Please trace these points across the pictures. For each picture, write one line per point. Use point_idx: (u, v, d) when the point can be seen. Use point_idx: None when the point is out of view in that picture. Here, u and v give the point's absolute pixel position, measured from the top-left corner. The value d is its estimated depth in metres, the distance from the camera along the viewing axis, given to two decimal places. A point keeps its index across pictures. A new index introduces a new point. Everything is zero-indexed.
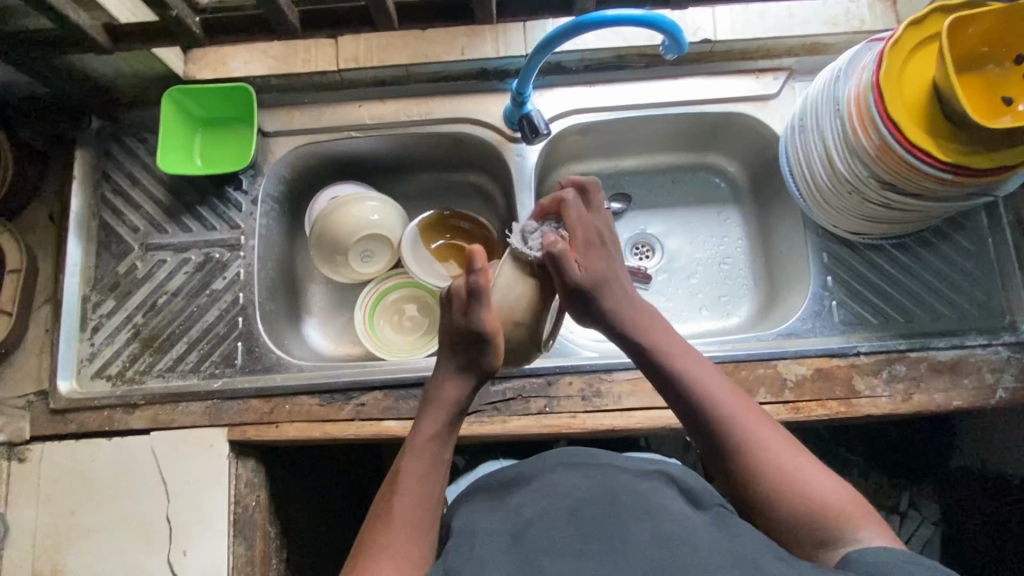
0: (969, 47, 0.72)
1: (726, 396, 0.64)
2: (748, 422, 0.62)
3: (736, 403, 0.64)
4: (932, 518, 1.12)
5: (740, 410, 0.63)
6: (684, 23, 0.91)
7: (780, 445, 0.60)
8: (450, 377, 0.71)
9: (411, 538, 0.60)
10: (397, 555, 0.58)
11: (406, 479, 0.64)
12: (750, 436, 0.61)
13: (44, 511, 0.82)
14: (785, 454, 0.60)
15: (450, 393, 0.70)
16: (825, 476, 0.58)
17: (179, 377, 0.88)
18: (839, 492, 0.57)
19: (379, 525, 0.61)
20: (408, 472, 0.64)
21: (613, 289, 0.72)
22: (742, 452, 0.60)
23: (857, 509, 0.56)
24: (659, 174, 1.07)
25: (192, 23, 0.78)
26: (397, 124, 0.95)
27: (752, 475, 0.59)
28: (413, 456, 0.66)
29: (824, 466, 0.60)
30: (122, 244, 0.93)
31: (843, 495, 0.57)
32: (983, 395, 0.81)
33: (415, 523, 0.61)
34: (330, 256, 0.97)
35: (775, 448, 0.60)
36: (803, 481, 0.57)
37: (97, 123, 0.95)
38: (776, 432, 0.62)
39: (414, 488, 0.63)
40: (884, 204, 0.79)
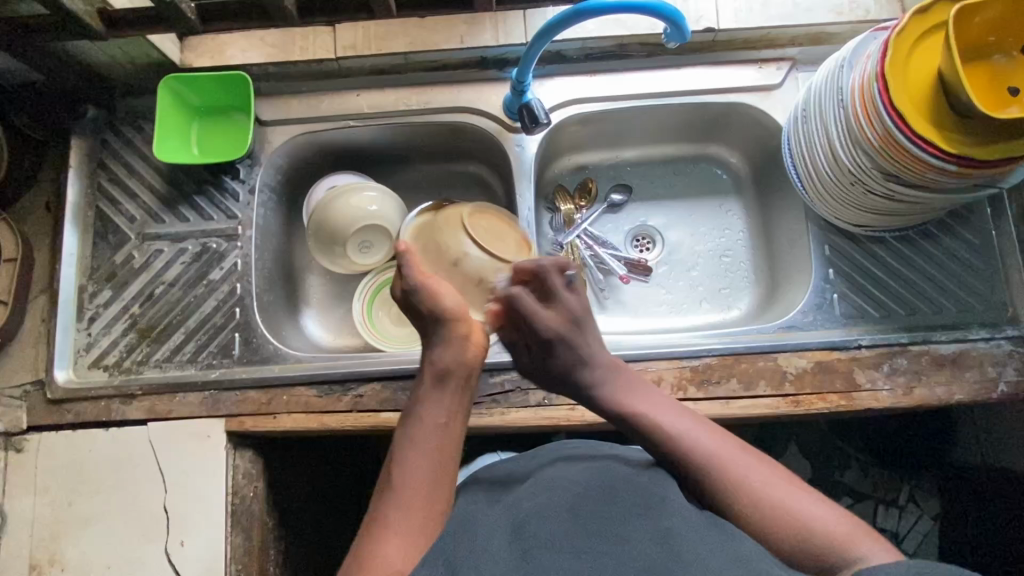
0: (975, 36, 0.71)
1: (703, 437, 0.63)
2: (732, 460, 0.61)
3: (717, 442, 0.62)
4: (932, 513, 1.13)
5: (721, 449, 0.62)
6: (687, 11, 0.90)
7: (764, 474, 0.60)
8: (442, 342, 0.65)
9: (418, 507, 0.57)
10: (404, 526, 0.56)
11: (410, 446, 0.61)
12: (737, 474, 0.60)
13: (41, 500, 0.81)
14: (772, 483, 0.59)
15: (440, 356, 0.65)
16: (812, 500, 0.59)
17: (176, 368, 0.87)
18: (829, 514, 0.57)
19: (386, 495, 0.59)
20: (412, 439, 0.62)
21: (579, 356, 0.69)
22: (732, 490, 0.59)
23: (851, 529, 0.56)
24: (661, 165, 1.06)
25: (187, 9, 0.77)
26: (395, 113, 0.94)
27: (743, 508, 0.58)
28: (414, 425, 0.63)
29: (807, 488, 0.60)
30: (119, 233, 0.92)
31: (834, 516, 0.57)
32: (985, 389, 0.81)
33: (421, 490, 0.58)
34: (327, 247, 0.96)
35: (761, 480, 0.60)
36: (794, 507, 0.58)
37: (93, 111, 0.94)
38: (758, 464, 0.61)
39: (419, 454, 0.60)
40: (887, 195, 0.78)
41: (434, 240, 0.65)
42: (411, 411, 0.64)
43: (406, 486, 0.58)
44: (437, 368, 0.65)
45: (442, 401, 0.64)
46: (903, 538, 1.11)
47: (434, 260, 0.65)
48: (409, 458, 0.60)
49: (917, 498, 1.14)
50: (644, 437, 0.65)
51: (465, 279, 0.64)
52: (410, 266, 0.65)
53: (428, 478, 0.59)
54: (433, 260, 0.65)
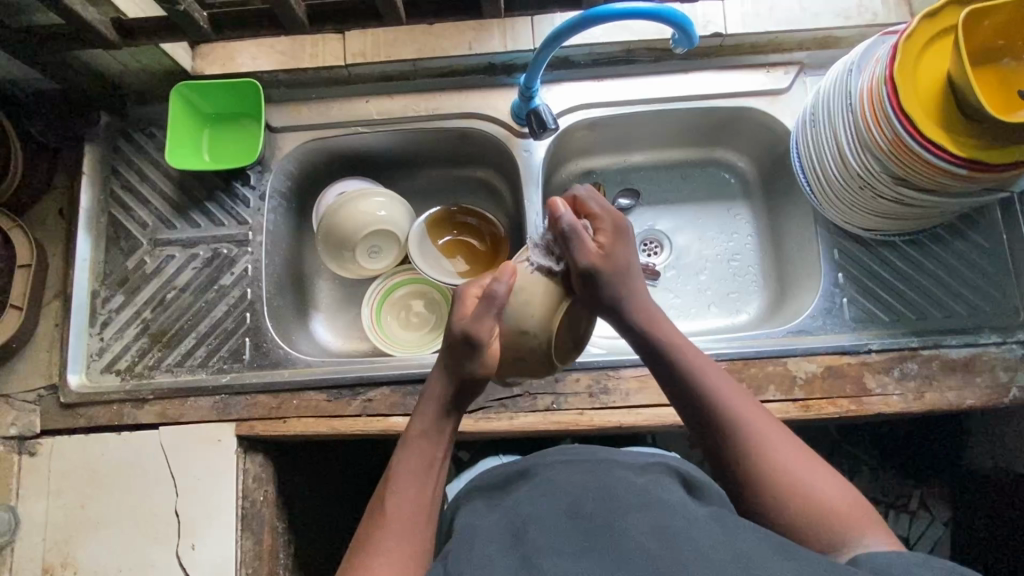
0: (986, 40, 0.71)
1: (738, 401, 0.62)
2: (758, 428, 0.60)
3: (750, 411, 0.62)
4: (942, 518, 1.13)
5: (749, 416, 0.61)
6: (695, 16, 0.90)
7: (787, 447, 0.59)
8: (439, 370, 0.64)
9: (404, 542, 0.58)
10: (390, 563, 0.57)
11: (401, 476, 0.61)
12: (761, 444, 0.59)
13: (54, 504, 0.82)
14: (792, 457, 0.59)
15: (438, 388, 0.64)
16: (829, 479, 0.58)
17: (188, 372, 0.88)
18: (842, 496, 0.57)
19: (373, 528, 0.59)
20: (401, 472, 0.61)
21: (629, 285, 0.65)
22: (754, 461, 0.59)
23: (860, 514, 0.56)
24: (669, 170, 1.06)
25: (199, 18, 0.77)
26: (404, 119, 0.94)
27: (760, 478, 0.58)
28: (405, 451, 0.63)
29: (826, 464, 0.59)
30: (131, 239, 0.93)
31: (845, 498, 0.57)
32: (997, 394, 0.81)
33: (407, 526, 0.59)
34: (337, 252, 0.97)
35: (783, 452, 0.59)
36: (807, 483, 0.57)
37: (106, 118, 0.95)
38: (785, 436, 0.60)
39: (408, 488, 0.61)
40: (896, 199, 0.77)
41: (520, 313, 0.59)
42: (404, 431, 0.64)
43: (393, 521, 0.59)
44: (432, 402, 0.64)
45: (434, 437, 0.63)
46: (914, 543, 1.11)
47: (510, 321, 0.59)
48: (396, 493, 0.60)
49: (929, 503, 1.13)
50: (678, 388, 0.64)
51: (509, 352, 0.61)
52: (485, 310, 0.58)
53: (415, 512, 0.60)
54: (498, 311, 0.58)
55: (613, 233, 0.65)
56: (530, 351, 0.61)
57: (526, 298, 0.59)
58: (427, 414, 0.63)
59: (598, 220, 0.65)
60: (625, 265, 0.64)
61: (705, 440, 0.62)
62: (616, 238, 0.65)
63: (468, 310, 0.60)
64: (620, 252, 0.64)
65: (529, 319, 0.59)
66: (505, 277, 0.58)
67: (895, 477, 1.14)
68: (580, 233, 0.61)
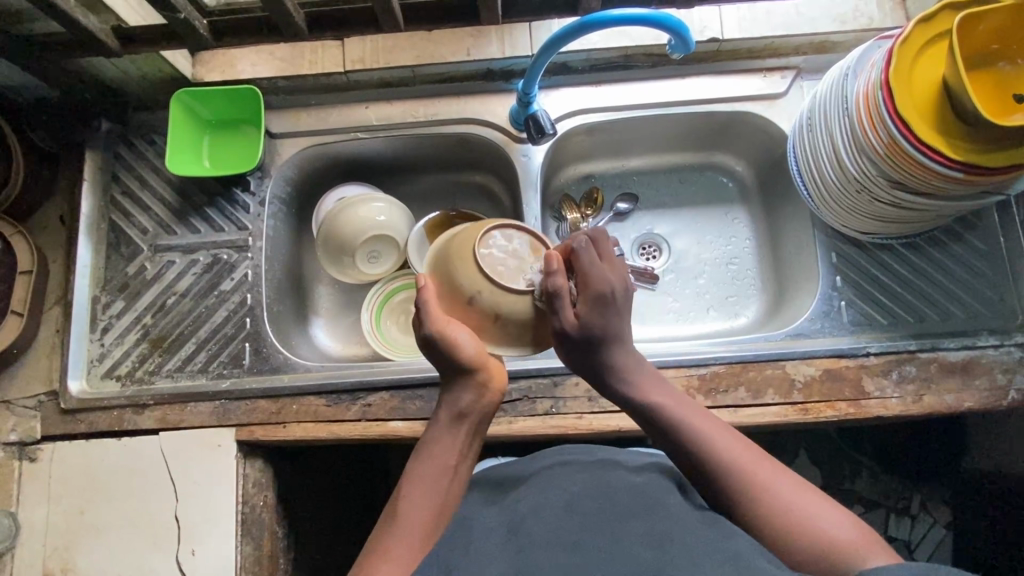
0: (980, 45, 0.71)
1: (731, 448, 0.61)
2: (751, 468, 0.59)
3: (744, 455, 0.60)
4: (944, 521, 1.12)
5: (743, 458, 0.60)
6: (692, 21, 0.90)
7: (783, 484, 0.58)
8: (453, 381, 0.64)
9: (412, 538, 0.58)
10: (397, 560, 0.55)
11: (417, 478, 0.61)
12: (757, 484, 0.58)
13: (54, 510, 0.82)
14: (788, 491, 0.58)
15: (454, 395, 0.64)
16: (830, 510, 0.56)
17: (188, 377, 0.88)
18: (843, 524, 0.55)
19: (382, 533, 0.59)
20: (414, 475, 0.61)
21: (617, 342, 0.64)
22: (750, 498, 0.58)
23: (864, 543, 0.54)
24: (667, 174, 1.06)
25: (199, 25, 0.78)
26: (402, 125, 0.95)
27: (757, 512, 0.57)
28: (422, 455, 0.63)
29: (826, 496, 0.58)
30: (131, 245, 0.93)
31: (847, 528, 0.55)
32: (995, 396, 0.81)
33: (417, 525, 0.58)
34: (336, 257, 0.97)
35: (779, 486, 0.58)
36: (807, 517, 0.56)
37: (107, 125, 0.95)
38: (781, 473, 0.59)
39: (421, 492, 0.60)
40: (893, 203, 0.78)
41: (452, 278, 0.60)
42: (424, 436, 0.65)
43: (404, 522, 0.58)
44: (446, 411, 0.64)
45: (449, 444, 0.63)
46: (914, 547, 1.11)
47: (450, 292, 0.60)
48: (409, 495, 0.60)
49: (930, 506, 1.13)
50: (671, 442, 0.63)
51: (480, 316, 0.59)
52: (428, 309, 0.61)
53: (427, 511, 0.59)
54: (447, 299, 0.60)
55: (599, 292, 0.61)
56: (499, 304, 0.58)
57: (449, 261, 0.60)
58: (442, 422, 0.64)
59: (587, 282, 0.61)
60: (610, 331, 0.62)
61: (702, 487, 0.61)
62: (599, 305, 0.61)
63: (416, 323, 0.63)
64: (603, 318, 0.61)
65: (460, 280, 0.59)
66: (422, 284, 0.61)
67: (895, 480, 1.15)
68: (563, 299, 0.58)
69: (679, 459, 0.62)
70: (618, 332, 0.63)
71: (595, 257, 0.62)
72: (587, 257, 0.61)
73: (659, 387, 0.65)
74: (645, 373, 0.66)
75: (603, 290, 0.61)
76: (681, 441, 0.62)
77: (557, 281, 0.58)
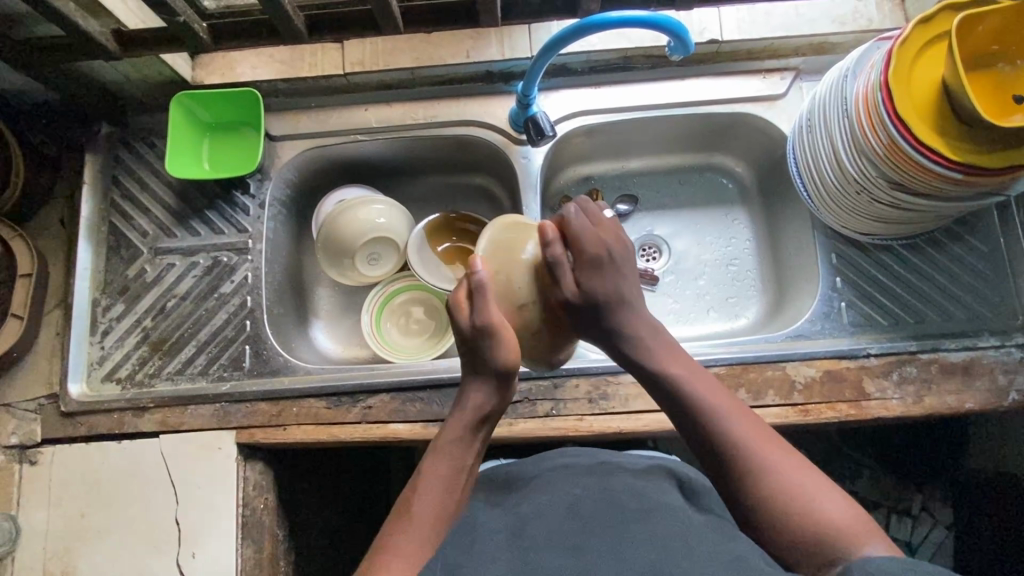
0: (980, 45, 0.71)
1: (740, 420, 0.61)
2: (754, 440, 0.60)
3: (749, 426, 0.61)
4: (946, 523, 1.12)
5: (747, 430, 0.60)
6: (691, 23, 0.90)
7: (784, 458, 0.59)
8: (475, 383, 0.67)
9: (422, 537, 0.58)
10: (416, 557, 0.56)
11: (430, 479, 0.62)
12: (762, 457, 0.59)
13: (54, 513, 0.82)
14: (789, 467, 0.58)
15: (476, 397, 0.67)
16: (827, 491, 0.56)
17: (188, 380, 0.88)
18: (839, 505, 0.55)
19: (396, 527, 0.60)
20: (432, 473, 0.63)
21: (623, 307, 0.66)
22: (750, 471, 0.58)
23: (859, 526, 0.54)
24: (667, 176, 1.06)
25: (199, 28, 0.78)
26: (402, 128, 0.95)
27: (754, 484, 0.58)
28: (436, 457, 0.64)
29: (829, 481, 0.58)
30: (131, 247, 0.93)
31: (843, 508, 0.55)
32: (996, 397, 0.81)
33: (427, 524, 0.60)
34: (336, 259, 0.97)
35: (780, 462, 0.58)
36: (805, 493, 0.56)
37: (107, 127, 0.95)
38: (786, 453, 0.59)
39: (434, 493, 0.61)
40: (892, 203, 0.78)
41: (508, 288, 0.65)
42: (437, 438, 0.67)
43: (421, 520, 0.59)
44: (466, 413, 0.66)
45: (466, 446, 0.66)
46: (916, 547, 1.11)
47: (502, 297, 0.65)
48: (427, 493, 0.61)
49: (931, 507, 1.13)
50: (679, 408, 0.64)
51: (521, 326, 0.66)
52: (484, 298, 0.64)
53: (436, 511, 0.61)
54: (501, 295, 0.65)
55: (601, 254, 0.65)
56: (538, 321, 0.66)
57: (502, 266, 0.65)
58: (463, 423, 0.66)
59: (581, 246, 0.65)
60: (613, 293, 0.66)
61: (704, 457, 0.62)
62: (595, 268, 0.65)
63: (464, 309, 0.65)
64: (610, 282, 0.65)
65: (517, 282, 0.65)
66: (478, 266, 0.64)
67: (896, 480, 1.14)
68: (561, 266, 0.64)
69: (686, 428, 0.63)
70: (623, 295, 0.66)
71: (587, 222, 0.67)
72: (579, 223, 0.66)
73: (670, 356, 0.67)
74: (656, 342, 0.67)
75: (601, 254, 0.65)
76: (688, 407, 0.63)
77: (553, 251, 0.64)
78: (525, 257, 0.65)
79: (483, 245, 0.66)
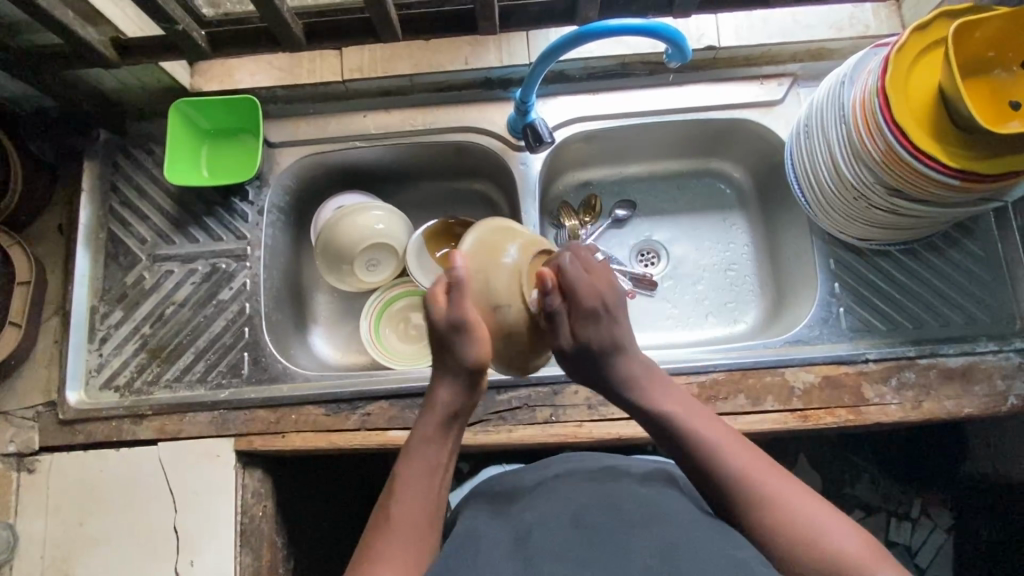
0: (976, 52, 0.71)
1: (739, 453, 0.61)
2: (756, 472, 0.59)
3: (748, 460, 0.61)
4: (945, 525, 1.11)
5: (748, 462, 0.60)
6: (688, 30, 0.91)
7: (791, 490, 0.59)
8: (443, 379, 0.66)
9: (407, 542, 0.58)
10: (397, 564, 0.56)
11: (406, 483, 0.62)
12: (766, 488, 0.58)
13: (52, 521, 0.82)
14: (797, 498, 0.58)
15: (443, 395, 0.66)
16: (839, 521, 0.56)
17: (186, 387, 0.88)
18: (852, 535, 0.55)
19: (375, 536, 0.59)
20: (406, 477, 0.62)
21: (618, 351, 0.67)
22: (759, 503, 0.58)
23: (872, 555, 0.54)
24: (665, 181, 1.06)
25: (197, 36, 0.78)
26: (401, 134, 0.95)
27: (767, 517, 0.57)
28: (409, 460, 0.64)
29: (832, 507, 0.58)
30: (129, 254, 0.93)
31: (856, 539, 0.55)
32: (994, 402, 0.81)
33: (411, 529, 0.59)
34: (335, 265, 0.97)
35: (786, 493, 0.58)
36: (818, 526, 0.56)
37: (105, 134, 0.95)
38: (788, 482, 0.59)
39: (412, 496, 0.61)
40: (890, 209, 0.78)
41: (484, 288, 0.63)
42: (408, 439, 0.66)
43: (398, 527, 0.59)
44: (435, 412, 0.65)
45: (438, 446, 0.64)
46: (915, 552, 1.11)
47: (478, 296, 0.63)
48: (403, 498, 0.61)
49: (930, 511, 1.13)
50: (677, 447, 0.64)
51: (496, 329, 0.64)
52: (461, 295, 0.63)
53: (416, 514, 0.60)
54: (480, 295, 0.63)
55: (598, 308, 0.66)
56: (514, 324, 0.64)
57: (481, 265, 0.63)
58: (431, 423, 0.65)
59: (579, 299, 0.65)
60: (608, 342, 0.66)
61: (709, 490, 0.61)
62: (590, 318, 0.65)
63: (441, 303, 0.64)
64: (603, 330, 0.66)
65: (496, 286, 0.62)
66: (461, 262, 0.63)
67: (895, 484, 1.15)
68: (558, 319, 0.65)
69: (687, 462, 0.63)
70: (617, 342, 0.67)
71: (581, 270, 0.66)
72: (574, 272, 0.65)
73: (664, 394, 0.67)
74: (649, 381, 0.67)
75: (596, 296, 0.65)
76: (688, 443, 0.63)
77: (554, 301, 0.64)
78: (506, 260, 0.63)
79: (465, 240, 0.65)
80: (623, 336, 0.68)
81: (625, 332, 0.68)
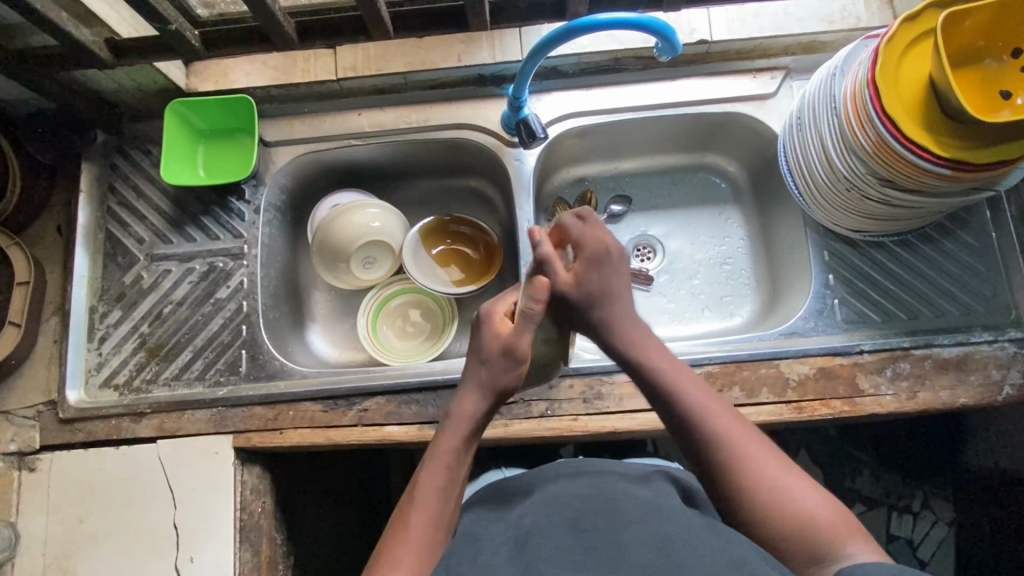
0: (965, 42, 0.71)
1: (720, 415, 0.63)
2: (742, 441, 0.61)
3: (725, 420, 0.63)
4: (946, 519, 1.12)
5: (734, 430, 0.62)
6: (680, 25, 0.91)
7: (773, 461, 0.60)
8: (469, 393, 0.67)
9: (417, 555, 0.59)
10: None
11: (422, 492, 0.62)
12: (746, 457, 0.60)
13: (53, 518, 0.83)
14: (775, 469, 0.59)
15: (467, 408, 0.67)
16: (817, 496, 0.58)
17: (185, 386, 0.89)
18: (821, 505, 0.57)
19: (388, 545, 0.60)
20: (423, 489, 0.62)
21: (614, 302, 0.69)
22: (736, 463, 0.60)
23: (844, 527, 0.56)
24: (659, 176, 1.07)
25: (191, 36, 0.79)
26: (395, 131, 0.96)
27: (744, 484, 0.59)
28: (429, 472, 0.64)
29: (813, 481, 0.60)
30: (128, 254, 0.94)
31: (828, 510, 0.57)
32: (990, 392, 0.81)
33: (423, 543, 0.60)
34: (331, 263, 0.98)
35: (764, 461, 0.60)
36: (796, 501, 0.57)
37: (103, 135, 0.96)
38: (770, 452, 0.61)
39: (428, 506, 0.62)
40: (883, 200, 0.78)
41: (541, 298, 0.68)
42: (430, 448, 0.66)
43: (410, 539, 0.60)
44: (461, 425, 0.66)
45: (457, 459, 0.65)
46: (915, 546, 1.11)
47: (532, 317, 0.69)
48: (419, 510, 0.61)
49: (932, 504, 1.13)
50: (655, 397, 0.66)
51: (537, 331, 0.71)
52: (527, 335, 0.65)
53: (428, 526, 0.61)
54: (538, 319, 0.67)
55: (589, 262, 0.69)
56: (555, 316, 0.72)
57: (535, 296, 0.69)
58: (456, 435, 0.65)
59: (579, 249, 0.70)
60: (606, 288, 0.69)
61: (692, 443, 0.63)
62: (593, 265, 0.69)
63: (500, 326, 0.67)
64: (595, 280, 0.68)
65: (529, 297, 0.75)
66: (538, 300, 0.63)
67: (896, 479, 1.14)
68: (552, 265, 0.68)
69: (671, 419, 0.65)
70: (616, 292, 0.69)
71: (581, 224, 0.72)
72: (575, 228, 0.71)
73: (652, 351, 0.68)
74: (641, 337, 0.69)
75: (597, 244, 0.69)
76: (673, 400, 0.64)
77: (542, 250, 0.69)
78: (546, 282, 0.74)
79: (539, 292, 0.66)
80: (623, 290, 0.70)
81: (620, 284, 0.70)
